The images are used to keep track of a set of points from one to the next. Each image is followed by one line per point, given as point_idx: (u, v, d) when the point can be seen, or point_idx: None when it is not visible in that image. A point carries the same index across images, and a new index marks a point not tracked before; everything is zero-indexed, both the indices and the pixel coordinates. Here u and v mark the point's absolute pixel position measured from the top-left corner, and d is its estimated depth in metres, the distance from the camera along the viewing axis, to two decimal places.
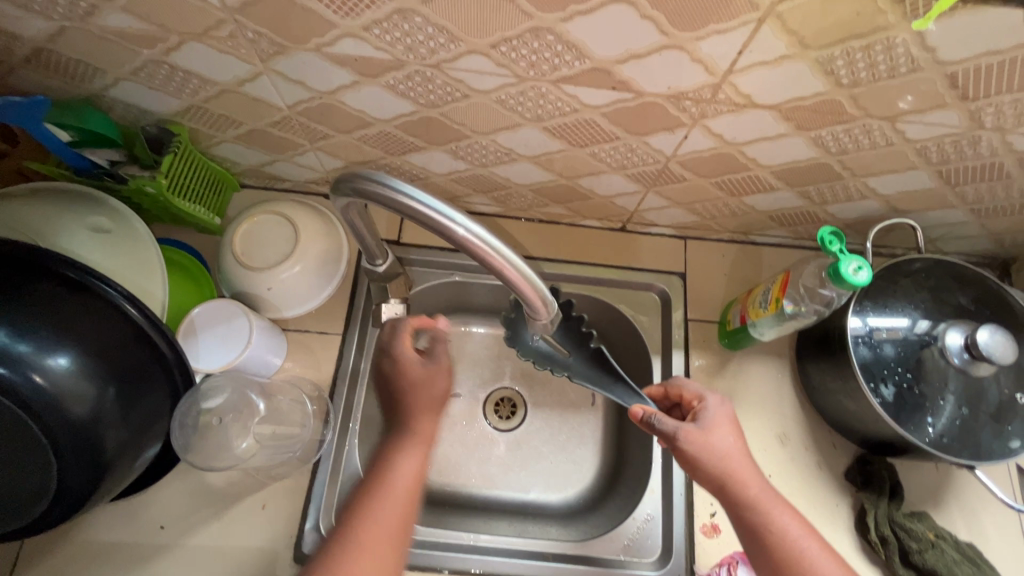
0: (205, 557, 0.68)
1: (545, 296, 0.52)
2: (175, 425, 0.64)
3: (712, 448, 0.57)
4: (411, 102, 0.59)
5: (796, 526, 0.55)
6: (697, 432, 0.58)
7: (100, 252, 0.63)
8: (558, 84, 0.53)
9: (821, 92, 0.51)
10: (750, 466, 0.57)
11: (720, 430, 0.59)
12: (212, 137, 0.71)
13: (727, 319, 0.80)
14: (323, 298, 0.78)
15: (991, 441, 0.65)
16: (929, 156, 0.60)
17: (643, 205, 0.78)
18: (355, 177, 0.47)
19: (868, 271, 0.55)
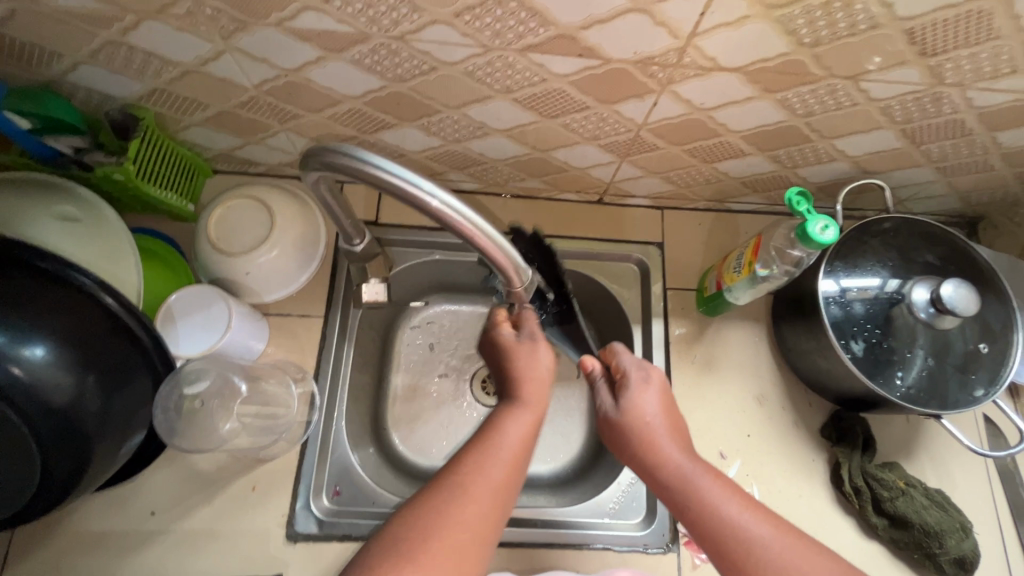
0: (198, 541, 0.69)
1: (517, 262, 0.53)
2: (158, 410, 0.64)
3: (632, 419, 0.62)
4: (378, 77, 0.59)
5: (716, 486, 0.57)
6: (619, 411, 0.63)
7: (69, 241, 0.62)
8: (524, 53, 0.53)
9: (784, 53, 0.51)
10: (666, 435, 0.61)
11: (638, 401, 0.63)
12: (179, 121, 0.70)
13: (704, 286, 0.81)
14: (302, 281, 0.79)
15: (957, 390, 0.67)
16: (894, 115, 0.61)
17: (618, 176, 0.78)
18: (323, 151, 0.46)
19: (835, 230, 0.56)
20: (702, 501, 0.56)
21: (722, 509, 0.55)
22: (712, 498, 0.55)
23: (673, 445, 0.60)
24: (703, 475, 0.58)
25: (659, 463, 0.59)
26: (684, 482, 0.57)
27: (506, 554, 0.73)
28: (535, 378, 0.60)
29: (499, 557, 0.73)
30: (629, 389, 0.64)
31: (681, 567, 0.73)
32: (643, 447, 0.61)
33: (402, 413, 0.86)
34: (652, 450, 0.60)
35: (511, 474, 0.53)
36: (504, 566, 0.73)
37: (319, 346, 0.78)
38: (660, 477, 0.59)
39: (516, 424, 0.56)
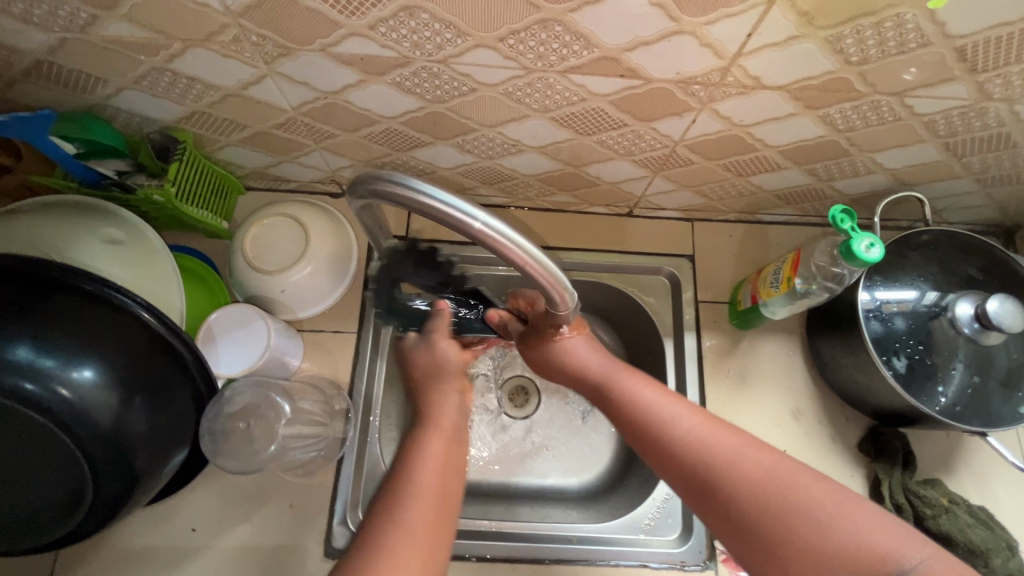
0: (239, 558, 0.69)
1: (565, 285, 0.52)
2: (205, 433, 0.65)
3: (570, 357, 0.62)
4: (417, 98, 0.59)
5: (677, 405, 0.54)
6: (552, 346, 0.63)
7: (112, 262, 0.62)
8: (565, 74, 0.53)
9: (831, 71, 0.51)
10: (619, 368, 0.60)
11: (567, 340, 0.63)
12: (216, 141, 0.71)
13: (737, 300, 0.80)
14: (335, 297, 0.79)
15: (1001, 406, 0.66)
16: (937, 129, 0.60)
17: (650, 189, 0.78)
18: (373, 178, 0.46)
19: (880, 248, 0.55)
20: (665, 427, 0.53)
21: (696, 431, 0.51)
22: (673, 422, 0.53)
23: (634, 378, 0.59)
24: (663, 400, 0.55)
25: (623, 403, 0.58)
26: (649, 413, 0.55)
27: (543, 570, 0.73)
28: (442, 394, 0.62)
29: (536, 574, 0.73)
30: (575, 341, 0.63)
31: None
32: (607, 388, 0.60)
33: None
34: (609, 385, 0.60)
35: (441, 504, 0.49)
36: None
37: (353, 363, 0.79)
38: (628, 418, 0.56)
39: (431, 451, 0.54)
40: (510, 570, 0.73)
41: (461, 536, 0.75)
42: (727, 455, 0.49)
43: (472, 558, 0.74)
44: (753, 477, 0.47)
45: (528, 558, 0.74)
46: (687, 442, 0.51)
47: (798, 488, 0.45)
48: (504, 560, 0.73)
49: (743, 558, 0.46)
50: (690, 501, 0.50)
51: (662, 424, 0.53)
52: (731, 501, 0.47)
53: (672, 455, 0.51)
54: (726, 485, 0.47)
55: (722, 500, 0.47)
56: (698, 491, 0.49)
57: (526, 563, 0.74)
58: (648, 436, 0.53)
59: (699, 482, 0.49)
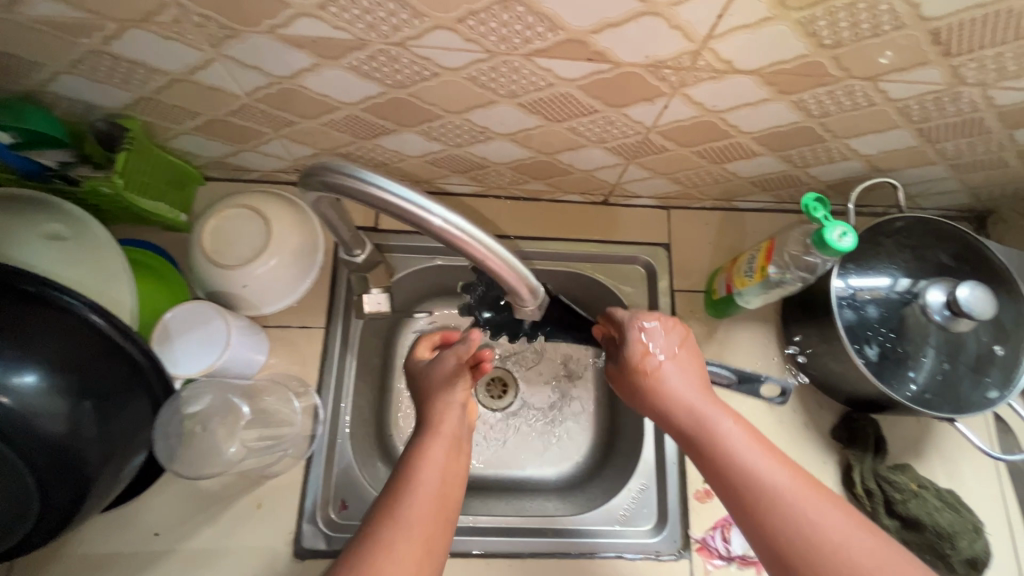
0: (203, 562, 0.67)
1: (529, 280, 0.51)
2: (159, 436, 0.62)
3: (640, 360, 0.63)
4: (377, 83, 0.56)
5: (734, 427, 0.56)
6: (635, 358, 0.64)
7: (54, 259, 0.59)
8: (531, 57, 0.50)
9: (803, 55, 0.49)
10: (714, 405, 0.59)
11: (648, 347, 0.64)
12: (168, 129, 0.67)
13: (713, 288, 0.80)
14: (301, 292, 0.77)
15: (970, 392, 0.66)
16: (911, 114, 0.59)
17: (624, 177, 0.76)
18: (324, 170, 0.44)
19: (853, 236, 0.54)
20: (717, 441, 0.56)
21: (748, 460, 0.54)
22: (772, 480, 0.52)
23: (729, 418, 0.57)
24: (760, 454, 0.54)
25: (717, 450, 0.55)
26: (745, 466, 0.53)
27: (519, 564, 0.73)
28: (447, 402, 0.62)
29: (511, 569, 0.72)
30: (672, 373, 0.62)
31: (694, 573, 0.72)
32: (694, 426, 0.58)
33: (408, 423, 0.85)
34: (701, 423, 0.57)
35: (440, 519, 0.53)
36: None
37: (321, 358, 0.77)
38: (719, 467, 0.54)
39: (433, 462, 0.56)
40: (485, 565, 0.72)
41: None
42: (823, 536, 0.49)
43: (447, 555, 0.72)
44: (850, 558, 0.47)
45: (503, 552, 0.73)
46: (785, 508, 0.50)
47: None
48: (478, 555, 0.72)
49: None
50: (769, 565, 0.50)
51: (763, 487, 0.52)
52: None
53: (768, 521, 0.50)
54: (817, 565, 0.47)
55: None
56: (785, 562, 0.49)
57: (501, 558, 0.73)
58: (698, 445, 0.56)
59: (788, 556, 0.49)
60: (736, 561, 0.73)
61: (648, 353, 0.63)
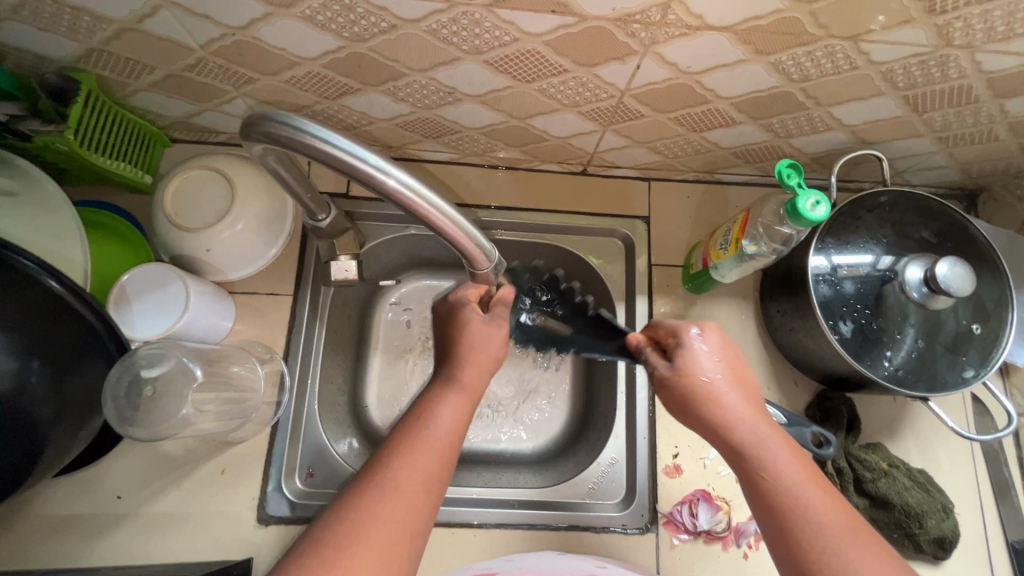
0: (166, 525, 0.67)
1: (483, 244, 0.48)
2: (108, 397, 0.59)
3: (693, 371, 0.57)
4: (334, 36, 0.53)
5: (791, 458, 0.52)
6: (680, 368, 0.58)
7: (0, 215, 0.57)
8: (491, 8, 0.48)
9: (779, 10, 0.46)
10: (769, 433, 0.53)
11: (700, 359, 0.58)
12: (125, 85, 0.64)
13: (690, 263, 0.78)
14: (269, 258, 0.75)
15: (946, 371, 0.65)
16: (896, 80, 0.56)
17: (602, 145, 0.74)
18: (264, 121, 0.42)
19: (827, 206, 0.52)
20: (768, 468, 0.51)
21: (792, 489, 0.50)
22: (822, 524, 0.48)
23: (787, 452, 0.52)
24: (813, 494, 0.50)
25: (766, 476, 0.51)
26: (796, 502, 0.49)
27: (483, 535, 0.72)
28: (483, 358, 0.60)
29: (477, 539, 0.72)
30: (727, 390, 0.56)
31: (659, 548, 0.72)
32: (749, 455, 0.53)
33: (380, 394, 0.84)
34: (756, 454, 0.52)
35: (441, 472, 0.52)
36: (482, 547, 0.72)
37: (289, 325, 0.75)
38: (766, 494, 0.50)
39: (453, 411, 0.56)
40: (450, 535, 0.72)
41: None
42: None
43: None
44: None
45: (470, 523, 0.72)
46: (829, 558, 0.47)
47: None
48: (443, 524, 0.72)
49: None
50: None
51: (811, 532, 0.48)
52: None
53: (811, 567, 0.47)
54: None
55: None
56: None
57: (467, 528, 0.73)
58: (750, 471, 0.52)
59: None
60: (703, 536, 0.72)
61: (701, 363, 0.57)
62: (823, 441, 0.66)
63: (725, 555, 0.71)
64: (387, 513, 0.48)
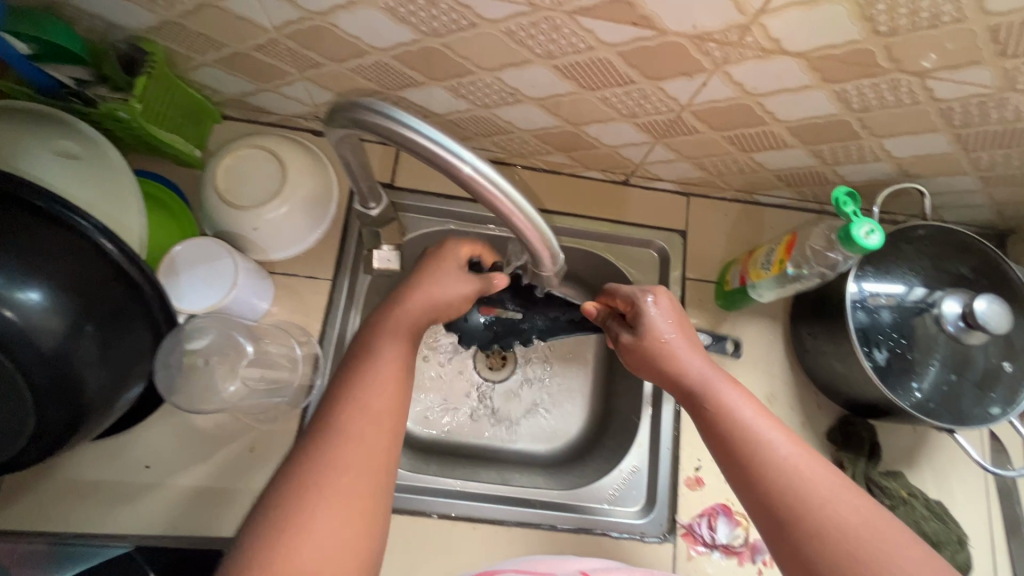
0: (192, 499, 0.67)
1: (552, 244, 0.48)
2: (158, 365, 0.60)
3: (649, 328, 0.62)
4: (411, 29, 0.54)
5: (737, 392, 0.56)
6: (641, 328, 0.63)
7: (68, 178, 0.58)
8: (573, 16, 0.49)
9: (855, 41, 0.47)
10: (721, 375, 0.58)
11: (657, 321, 0.62)
12: (190, 59, 0.65)
13: (725, 279, 0.79)
14: (311, 241, 0.76)
15: (972, 406, 0.66)
16: (952, 118, 0.57)
17: (649, 157, 0.75)
18: (353, 107, 0.43)
19: (880, 235, 0.53)
20: (721, 404, 0.55)
21: (741, 416, 0.53)
22: (776, 445, 0.50)
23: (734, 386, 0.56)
24: (761, 420, 0.53)
25: (718, 410, 0.55)
26: (750, 427, 0.52)
27: (504, 532, 0.73)
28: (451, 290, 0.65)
29: (497, 536, 0.73)
30: (681, 344, 0.61)
31: (676, 558, 0.73)
32: (702, 396, 0.57)
33: None
34: (705, 391, 0.56)
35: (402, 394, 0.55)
36: (500, 543, 0.72)
37: (325, 309, 0.76)
38: (716, 424, 0.54)
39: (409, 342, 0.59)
40: (471, 530, 0.73)
41: (425, 492, 0.75)
42: (825, 499, 0.47)
43: (434, 516, 0.73)
44: (850, 527, 0.45)
45: (491, 520, 0.73)
46: (780, 473, 0.49)
47: (897, 555, 0.44)
48: (465, 519, 0.73)
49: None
50: (765, 532, 0.49)
51: (766, 450, 0.50)
52: (818, 545, 0.45)
53: (762, 482, 0.49)
54: (817, 530, 0.45)
55: (797, 538, 0.46)
56: (780, 527, 0.47)
57: (488, 524, 0.73)
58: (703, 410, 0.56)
59: (784, 520, 0.47)
60: (720, 550, 0.73)
61: (655, 321, 0.62)
62: (736, 345, 0.79)
63: (740, 570, 0.72)
64: (361, 455, 0.49)
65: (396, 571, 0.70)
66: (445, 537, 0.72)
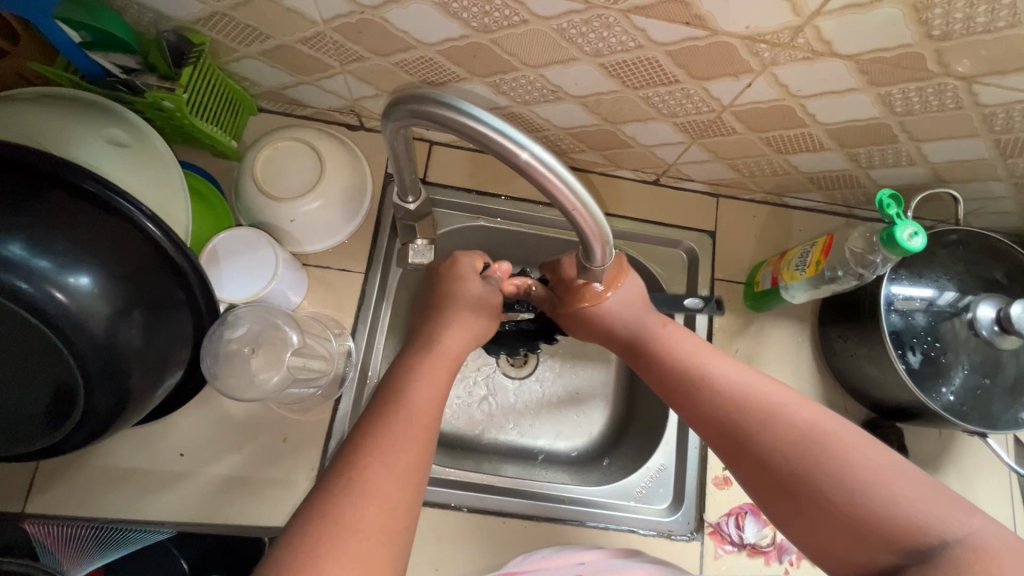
0: (226, 488, 0.68)
1: (606, 236, 0.48)
2: (207, 353, 0.61)
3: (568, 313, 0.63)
4: (461, 24, 0.55)
5: (668, 331, 0.60)
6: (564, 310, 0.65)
7: (115, 165, 0.59)
8: (627, 14, 0.49)
9: (907, 45, 0.48)
10: (653, 316, 0.62)
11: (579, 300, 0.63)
12: (234, 51, 0.66)
13: (755, 281, 0.79)
14: (345, 234, 0.76)
15: (1004, 411, 0.67)
16: (994, 124, 0.58)
17: (683, 157, 0.75)
18: (414, 99, 0.44)
19: (923, 237, 0.54)
20: (660, 348, 0.59)
21: (681, 351, 0.58)
22: (713, 373, 0.55)
23: (663, 326, 0.61)
24: (702, 353, 0.57)
25: (656, 353, 0.59)
26: (688, 361, 0.57)
27: (532, 527, 0.73)
28: (467, 316, 0.63)
29: (525, 532, 0.73)
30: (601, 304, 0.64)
31: (703, 556, 0.73)
32: (639, 347, 0.61)
33: None
34: (640, 342, 0.61)
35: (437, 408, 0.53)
36: (529, 539, 0.73)
37: (359, 302, 0.77)
38: (659, 366, 0.58)
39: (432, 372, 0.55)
40: (500, 524, 0.73)
41: (455, 486, 0.75)
42: (768, 407, 0.50)
43: (464, 509, 0.73)
44: (795, 426, 0.48)
45: (520, 515, 0.73)
46: (725, 392, 0.53)
47: (842, 445, 0.46)
48: (494, 513, 0.73)
49: (778, 510, 0.48)
50: (723, 453, 0.52)
51: (707, 378, 0.54)
52: (765, 441, 0.49)
53: (710, 408, 0.53)
54: (766, 436, 0.49)
55: (745, 440, 0.50)
56: (736, 443, 0.50)
57: (517, 519, 0.74)
58: (646, 359, 0.60)
59: (734, 431, 0.51)
60: (747, 550, 0.73)
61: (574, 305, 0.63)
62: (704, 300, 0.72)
63: (767, 569, 0.73)
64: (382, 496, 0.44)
65: (426, 563, 0.71)
66: (475, 531, 0.72)
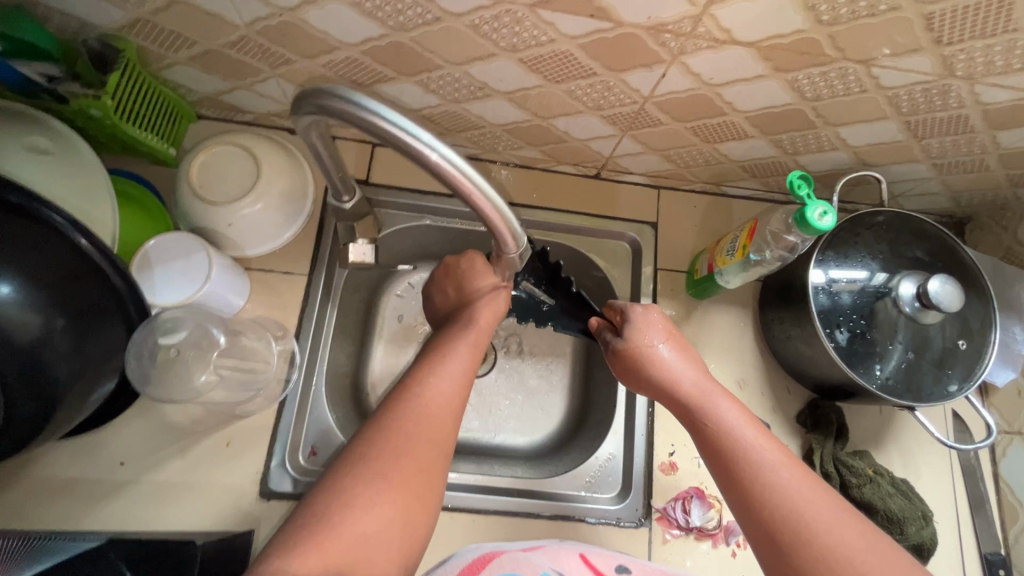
0: (169, 495, 0.67)
1: (514, 228, 0.51)
2: (130, 356, 0.61)
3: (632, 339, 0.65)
4: (378, 24, 0.56)
5: (722, 400, 0.58)
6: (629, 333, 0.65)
7: (40, 175, 0.60)
8: (534, 8, 0.50)
9: (801, 30, 0.50)
10: (717, 391, 0.59)
11: (641, 331, 0.65)
12: (163, 57, 0.66)
13: (694, 269, 0.81)
14: (287, 238, 0.77)
15: (932, 384, 0.68)
16: (900, 106, 0.60)
17: (618, 150, 0.77)
18: (318, 94, 0.44)
19: (832, 216, 0.56)
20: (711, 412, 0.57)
21: (725, 419, 0.56)
22: (762, 457, 0.52)
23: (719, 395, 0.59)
24: (750, 431, 0.55)
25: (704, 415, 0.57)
26: (737, 441, 0.54)
27: (482, 521, 0.74)
28: (483, 314, 0.64)
29: (476, 527, 0.73)
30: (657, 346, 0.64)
31: (652, 542, 0.74)
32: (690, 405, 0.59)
33: (382, 379, 0.87)
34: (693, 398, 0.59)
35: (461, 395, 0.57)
36: (480, 532, 0.73)
37: (302, 305, 0.77)
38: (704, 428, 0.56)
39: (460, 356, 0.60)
40: (450, 519, 0.73)
41: None
42: (801, 506, 0.48)
43: None
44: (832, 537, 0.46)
45: (472, 509, 0.74)
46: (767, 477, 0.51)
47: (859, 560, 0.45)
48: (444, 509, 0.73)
49: None
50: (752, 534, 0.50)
51: (764, 471, 0.51)
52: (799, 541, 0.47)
53: (752, 491, 0.50)
54: (799, 540, 0.47)
55: (781, 533, 0.48)
56: (777, 545, 0.48)
57: (466, 513, 0.74)
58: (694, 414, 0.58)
59: (774, 526, 0.48)
60: (694, 533, 0.74)
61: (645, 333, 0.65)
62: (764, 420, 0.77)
63: (714, 552, 0.74)
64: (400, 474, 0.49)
65: None
66: None
